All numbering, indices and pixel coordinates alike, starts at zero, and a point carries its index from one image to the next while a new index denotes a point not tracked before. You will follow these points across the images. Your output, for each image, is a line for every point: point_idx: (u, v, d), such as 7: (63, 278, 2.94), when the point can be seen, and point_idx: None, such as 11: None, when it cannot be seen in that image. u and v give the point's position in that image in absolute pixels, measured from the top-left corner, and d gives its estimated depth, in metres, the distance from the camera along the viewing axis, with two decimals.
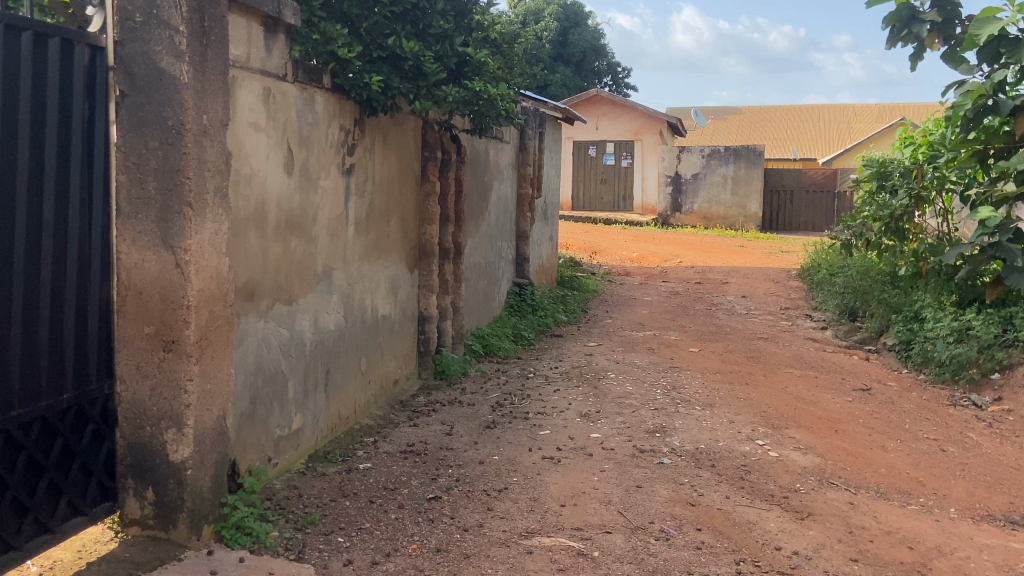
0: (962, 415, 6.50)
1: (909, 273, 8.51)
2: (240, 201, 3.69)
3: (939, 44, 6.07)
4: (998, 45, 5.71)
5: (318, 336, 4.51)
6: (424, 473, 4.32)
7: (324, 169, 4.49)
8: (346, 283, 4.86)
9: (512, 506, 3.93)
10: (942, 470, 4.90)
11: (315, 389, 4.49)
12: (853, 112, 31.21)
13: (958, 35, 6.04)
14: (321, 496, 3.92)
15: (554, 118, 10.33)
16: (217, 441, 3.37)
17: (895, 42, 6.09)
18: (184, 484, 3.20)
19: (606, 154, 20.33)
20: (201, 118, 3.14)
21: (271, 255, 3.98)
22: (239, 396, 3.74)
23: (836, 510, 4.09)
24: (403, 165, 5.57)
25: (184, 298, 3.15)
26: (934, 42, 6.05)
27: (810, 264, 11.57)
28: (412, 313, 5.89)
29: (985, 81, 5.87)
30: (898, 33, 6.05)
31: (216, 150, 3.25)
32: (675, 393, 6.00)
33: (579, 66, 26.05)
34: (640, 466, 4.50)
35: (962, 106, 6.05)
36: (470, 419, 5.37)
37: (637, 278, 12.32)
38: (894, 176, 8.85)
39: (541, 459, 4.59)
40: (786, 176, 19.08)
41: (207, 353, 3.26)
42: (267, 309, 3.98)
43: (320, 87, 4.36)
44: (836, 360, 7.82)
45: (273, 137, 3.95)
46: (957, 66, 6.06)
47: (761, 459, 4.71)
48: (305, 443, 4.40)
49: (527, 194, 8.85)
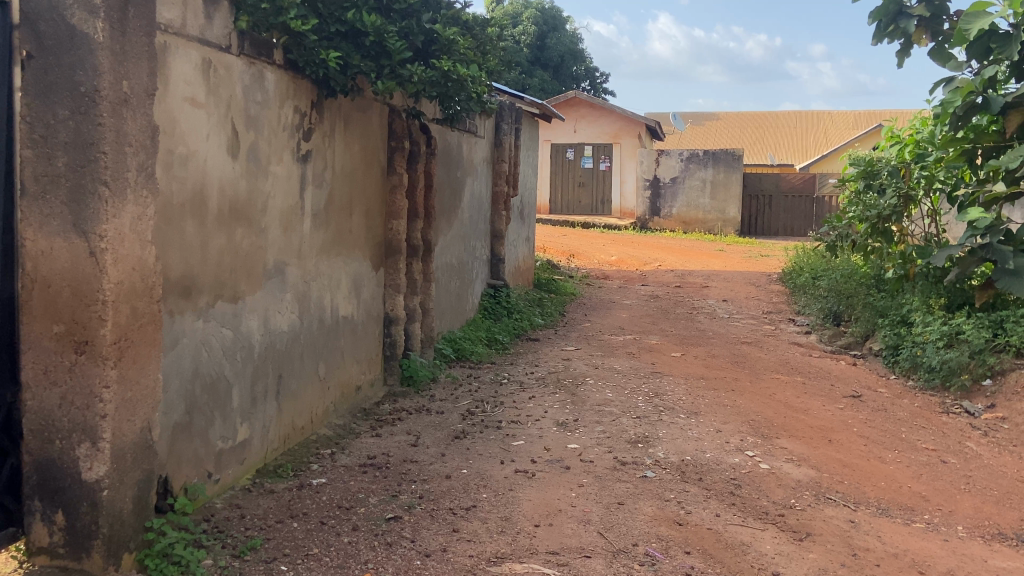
0: (956, 423, 6.18)
1: (896, 276, 8.10)
2: (174, 184, 3.27)
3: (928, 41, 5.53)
4: (989, 40, 5.22)
5: (268, 339, 4.09)
6: (384, 489, 3.92)
7: (276, 154, 4.07)
8: (302, 280, 4.45)
9: (480, 527, 3.53)
10: (946, 484, 4.56)
11: (264, 397, 4.07)
12: (830, 118, 31.17)
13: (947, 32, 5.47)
14: (265, 517, 3.50)
15: (531, 114, 9.94)
16: (141, 456, 2.95)
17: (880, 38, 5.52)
18: (99, 508, 2.77)
19: (584, 157, 19.98)
20: (119, 85, 2.74)
21: (212, 248, 3.56)
22: (171, 405, 3.33)
23: (836, 529, 3.73)
24: (367, 154, 5.16)
25: (98, 291, 2.72)
26: (922, 39, 5.52)
27: (790, 268, 11.27)
28: (377, 314, 5.48)
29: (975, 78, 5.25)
30: (884, 30, 5.49)
31: (139, 122, 2.83)
32: (657, 400, 5.63)
33: (557, 71, 25.75)
34: (622, 480, 4.12)
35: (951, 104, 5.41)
36: (438, 429, 4.97)
37: (616, 281, 11.98)
38: (882, 175, 8.51)
39: (514, 473, 4.19)
40: (764, 181, 18.86)
41: (128, 356, 2.84)
42: (207, 308, 3.55)
43: (270, 63, 3.96)
44: (822, 365, 7.50)
45: (214, 114, 3.53)
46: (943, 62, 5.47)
47: (752, 472, 4.35)
48: (254, 455, 3.98)
49: (503, 191, 8.45)
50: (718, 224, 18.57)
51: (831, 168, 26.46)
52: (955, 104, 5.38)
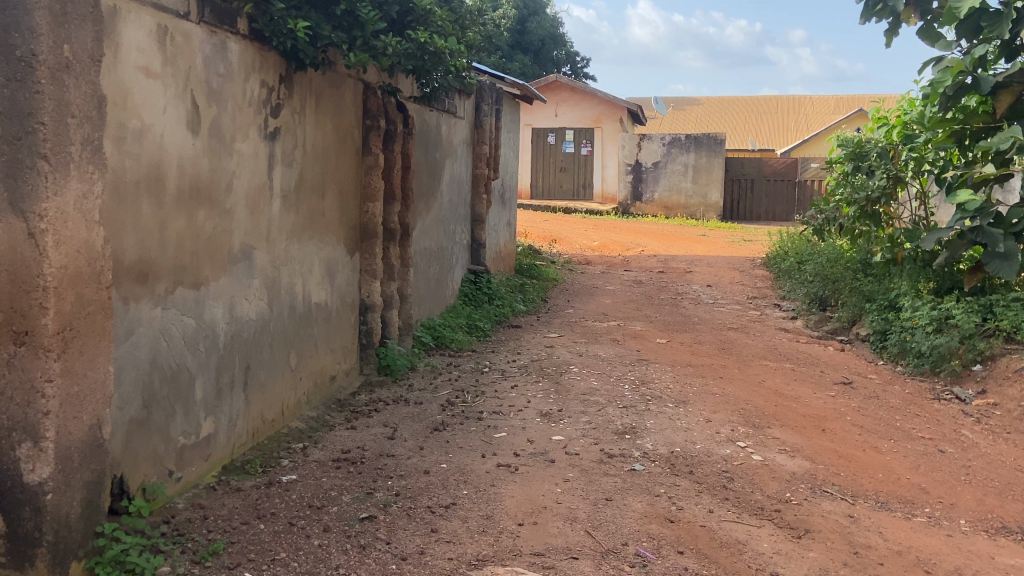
0: (948, 410, 6.03)
1: (884, 260, 7.88)
2: (127, 161, 3.02)
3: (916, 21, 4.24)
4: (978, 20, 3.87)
5: (234, 328, 3.84)
6: (358, 486, 3.69)
7: (241, 131, 3.82)
8: (271, 265, 4.20)
9: (460, 527, 3.32)
10: (945, 475, 4.41)
11: (230, 389, 3.83)
12: (811, 104, 31.08)
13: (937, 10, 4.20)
14: (230, 518, 3.27)
15: (512, 96, 9.68)
16: (90, 455, 2.72)
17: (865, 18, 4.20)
18: (42, 513, 2.53)
19: (565, 141, 19.74)
20: (60, 49, 2.48)
21: (170, 230, 3.31)
22: (126, 400, 3.09)
23: (835, 525, 3.55)
24: (340, 133, 4.90)
25: (38, 277, 2.48)
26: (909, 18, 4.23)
27: (775, 252, 11.11)
28: (352, 301, 5.24)
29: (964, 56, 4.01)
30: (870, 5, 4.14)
31: (83, 91, 2.59)
32: (644, 389, 5.43)
33: (537, 55, 25.43)
34: (609, 475, 3.92)
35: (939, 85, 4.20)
36: (416, 420, 4.75)
37: (600, 266, 11.76)
38: (870, 157, 8.30)
39: (495, 468, 3.98)
40: (747, 165, 18.73)
41: (74, 348, 2.60)
42: (166, 295, 3.31)
43: (233, 32, 3.70)
44: (810, 351, 7.33)
45: (171, 86, 3.28)
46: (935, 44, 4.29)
47: (744, 465, 4.16)
48: (220, 451, 3.75)
49: (483, 174, 8.19)
50: (700, 209, 18.42)
51: (813, 152, 26.37)
52: (944, 87, 4.17)
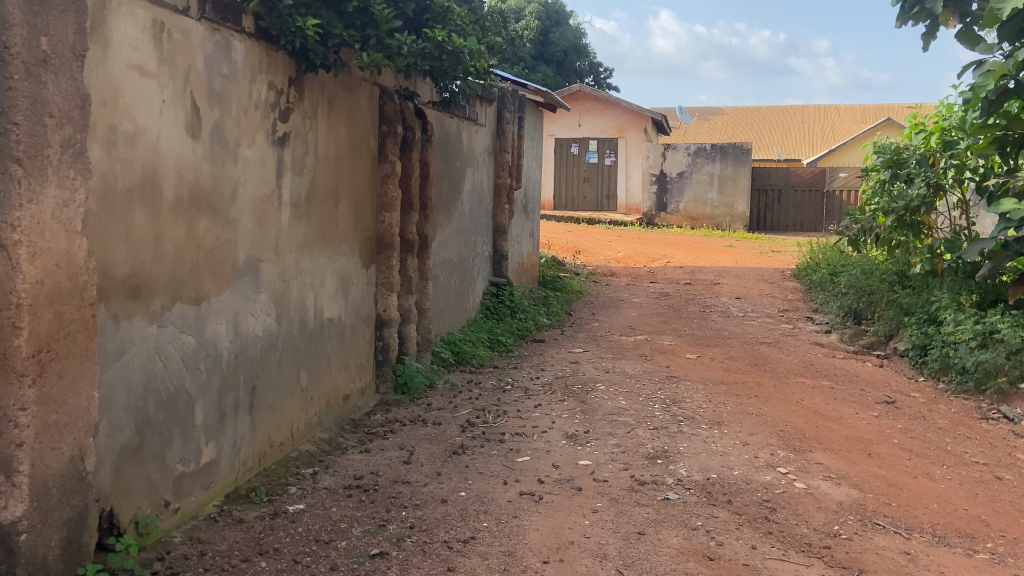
0: (999, 431, 5.66)
1: (923, 272, 7.53)
2: (118, 167, 2.78)
3: (956, 23, 4.30)
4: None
5: (239, 346, 3.59)
6: (370, 518, 3.42)
7: (247, 136, 3.58)
8: (280, 279, 3.96)
9: (480, 565, 3.04)
10: (1005, 506, 4.06)
11: (234, 412, 3.57)
12: (839, 113, 30.61)
13: (977, 12, 4.28)
14: (229, 554, 3.01)
15: (535, 103, 9.46)
16: (70, 491, 2.46)
17: (903, 22, 4.17)
18: (15, 555, 2.26)
19: (588, 152, 19.46)
20: (36, 42, 2.25)
21: (166, 241, 3.07)
22: (117, 427, 2.84)
23: (892, 564, 3.23)
24: (355, 139, 4.66)
25: (12, 294, 2.23)
26: (948, 21, 4.27)
27: (807, 263, 10.72)
28: (368, 316, 4.98)
29: (1008, 60, 3.92)
30: (908, 7, 4.13)
31: (63, 89, 2.35)
32: (675, 408, 5.13)
33: (561, 66, 25.15)
34: (641, 505, 3.62)
35: (980, 90, 4.10)
36: (434, 443, 4.47)
37: (625, 278, 11.45)
38: (910, 163, 7.94)
39: (518, 496, 3.70)
40: (774, 174, 18.31)
41: (52, 372, 2.36)
42: (163, 311, 3.07)
43: (238, 31, 3.47)
44: (849, 367, 6.99)
45: (168, 86, 3.04)
46: (975, 47, 4.19)
47: (787, 493, 3.86)
48: (223, 478, 3.50)
49: (506, 183, 7.94)
50: (727, 220, 18.05)
51: (841, 162, 25.88)
52: (987, 90, 4.10)
